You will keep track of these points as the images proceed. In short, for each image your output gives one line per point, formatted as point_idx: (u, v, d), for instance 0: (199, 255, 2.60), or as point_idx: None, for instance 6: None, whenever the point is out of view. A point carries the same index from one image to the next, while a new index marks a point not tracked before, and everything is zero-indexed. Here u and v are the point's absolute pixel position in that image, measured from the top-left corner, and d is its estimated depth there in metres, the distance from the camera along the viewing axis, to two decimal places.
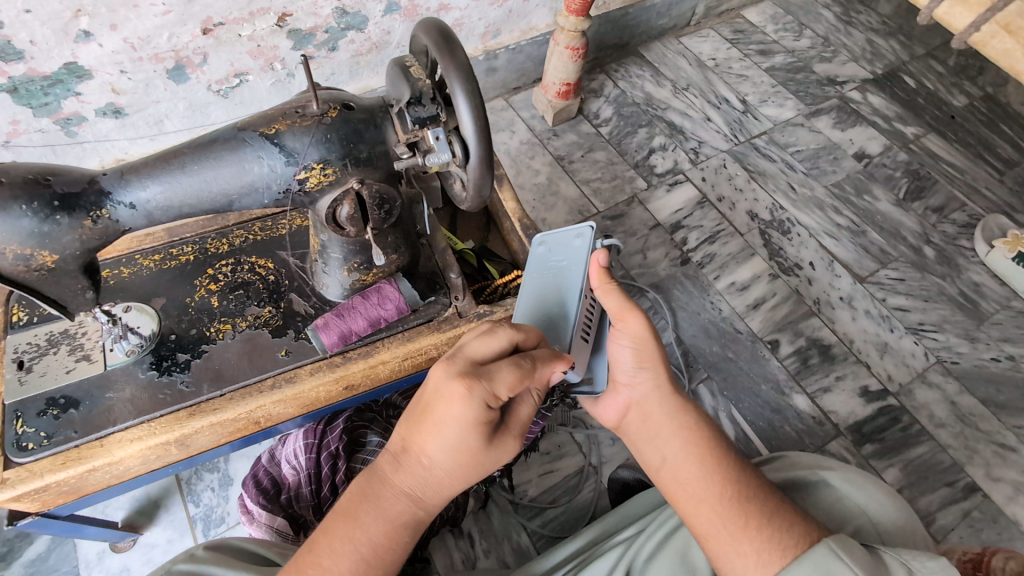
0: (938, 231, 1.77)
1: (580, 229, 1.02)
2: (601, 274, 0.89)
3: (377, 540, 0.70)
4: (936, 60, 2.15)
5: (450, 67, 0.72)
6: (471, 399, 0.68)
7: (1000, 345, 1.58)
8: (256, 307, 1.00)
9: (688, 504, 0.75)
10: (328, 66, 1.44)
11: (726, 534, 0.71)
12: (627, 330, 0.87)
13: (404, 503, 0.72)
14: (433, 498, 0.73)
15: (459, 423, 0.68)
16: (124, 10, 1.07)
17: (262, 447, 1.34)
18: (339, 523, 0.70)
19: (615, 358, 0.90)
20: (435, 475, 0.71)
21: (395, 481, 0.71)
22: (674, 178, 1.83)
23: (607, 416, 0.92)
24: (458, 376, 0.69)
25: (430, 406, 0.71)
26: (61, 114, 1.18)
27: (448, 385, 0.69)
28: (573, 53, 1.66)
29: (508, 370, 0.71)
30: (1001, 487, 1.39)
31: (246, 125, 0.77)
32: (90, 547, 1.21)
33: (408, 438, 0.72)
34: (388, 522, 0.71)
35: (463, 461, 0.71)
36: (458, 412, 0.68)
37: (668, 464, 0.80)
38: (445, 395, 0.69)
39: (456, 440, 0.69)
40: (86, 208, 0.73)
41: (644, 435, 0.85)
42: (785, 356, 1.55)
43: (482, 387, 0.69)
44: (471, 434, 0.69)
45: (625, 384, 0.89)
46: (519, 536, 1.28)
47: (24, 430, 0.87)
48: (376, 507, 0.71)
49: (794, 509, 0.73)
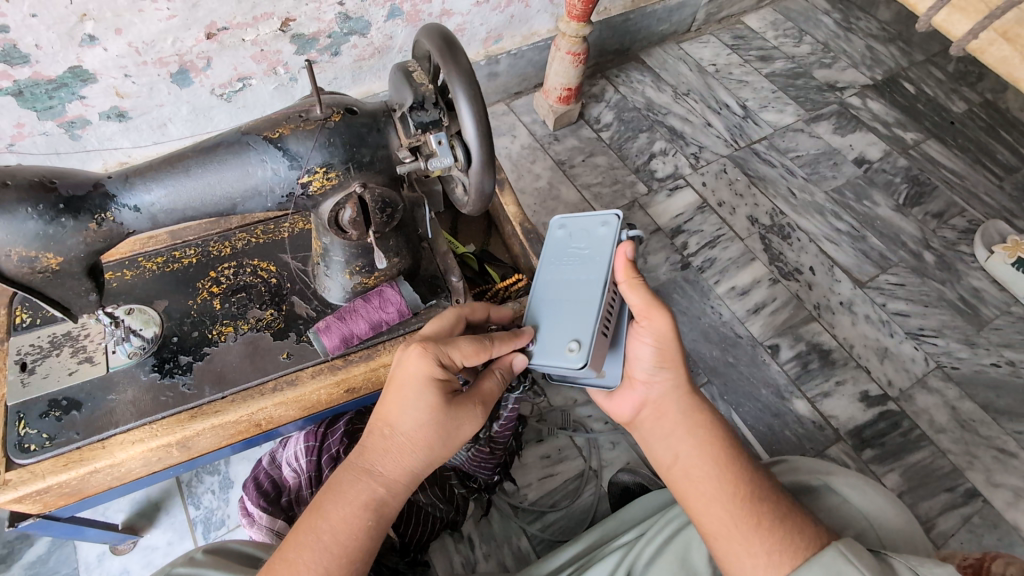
0: (938, 236, 1.77)
1: (605, 219, 0.97)
2: (626, 268, 0.87)
3: (340, 517, 0.70)
4: (935, 66, 2.16)
5: (453, 73, 0.73)
6: (423, 355, 0.75)
7: (1001, 350, 1.58)
8: (258, 310, 1.00)
9: (699, 501, 0.76)
10: (331, 70, 1.44)
11: (738, 533, 0.71)
12: (651, 327, 0.85)
13: (368, 477, 0.73)
14: (396, 473, 0.74)
15: (412, 378, 0.74)
16: (129, 14, 1.08)
17: (263, 449, 1.35)
18: (307, 511, 0.72)
19: (634, 355, 0.89)
20: (396, 443, 0.74)
21: (363, 458, 0.74)
22: (675, 182, 1.84)
23: (621, 411, 0.92)
24: (416, 343, 0.77)
25: (392, 377, 0.77)
26: (65, 118, 1.18)
27: (406, 350, 0.77)
28: (574, 59, 1.67)
29: (464, 340, 0.78)
30: (1002, 493, 1.39)
31: (251, 128, 0.78)
32: (91, 550, 1.22)
33: (374, 418, 0.77)
34: (351, 497, 0.71)
35: (422, 424, 0.74)
36: (412, 368, 0.75)
37: (679, 461, 0.80)
38: (404, 357, 0.76)
39: (409, 398, 0.74)
40: (91, 211, 0.74)
41: (657, 432, 0.84)
42: (785, 360, 1.55)
43: (435, 348, 0.76)
44: (427, 391, 0.74)
45: (642, 380, 0.89)
46: (519, 540, 1.27)
47: (26, 431, 0.87)
48: (341, 483, 0.73)
49: (804, 511, 0.73)
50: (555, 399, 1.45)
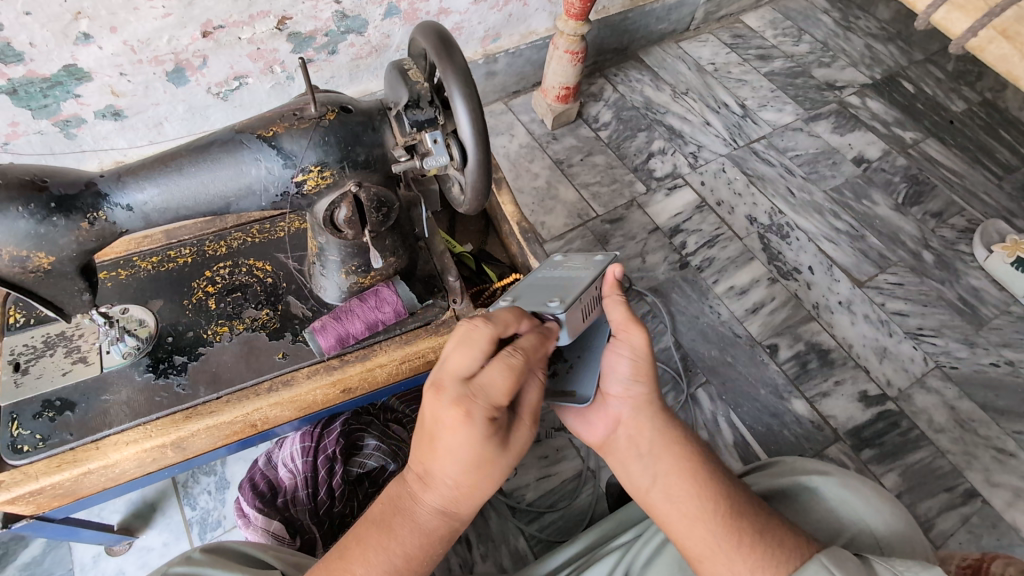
0: (937, 235, 1.77)
1: (603, 254, 0.87)
2: (613, 285, 0.83)
3: (412, 551, 0.69)
4: (935, 65, 2.15)
5: (449, 71, 0.72)
6: (471, 421, 0.63)
7: (1000, 350, 1.58)
8: (254, 310, 1.00)
9: (682, 525, 0.73)
10: (328, 69, 1.44)
11: (720, 554, 0.70)
12: (627, 343, 0.80)
13: (439, 517, 0.69)
14: (464, 508, 0.70)
15: (467, 446, 0.64)
16: (124, 13, 1.07)
17: (259, 449, 1.34)
18: (371, 534, 0.70)
19: (608, 368, 0.82)
20: (460, 490, 0.67)
21: (426, 499, 0.69)
22: (673, 182, 1.83)
23: (593, 432, 0.85)
24: (453, 403, 0.64)
25: (435, 434, 0.66)
26: (60, 116, 1.18)
27: (446, 410, 0.64)
28: (573, 57, 1.67)
29: (500, 374, 0.65)
30: (1001, 493, 1.38)
31: (244, 127, 0.77)
32: (86, 551, 1.21)
33: (424, 460, 0.68)
34: (423, 535, 0.69)
35: (485, 475, 0.67)
36: (463, 438, 0.63)
37: (657, 484, 0.76)
38: (446, 423, 0.64)
39: (472, 460, 0.65)
40: (82, 210, 0.73)
41: (632, 455, 0.79)
42: (784, 360, 1.55)
43: (478, 405, 0.64)
44: (487, 450, 0.64)
45: (615, 396, 0.82)
46: (517, 541, 1.27)
47: (19, 432, 0.86)
48: (410, 521, 0.69)
49: (780, 521, 0.72)
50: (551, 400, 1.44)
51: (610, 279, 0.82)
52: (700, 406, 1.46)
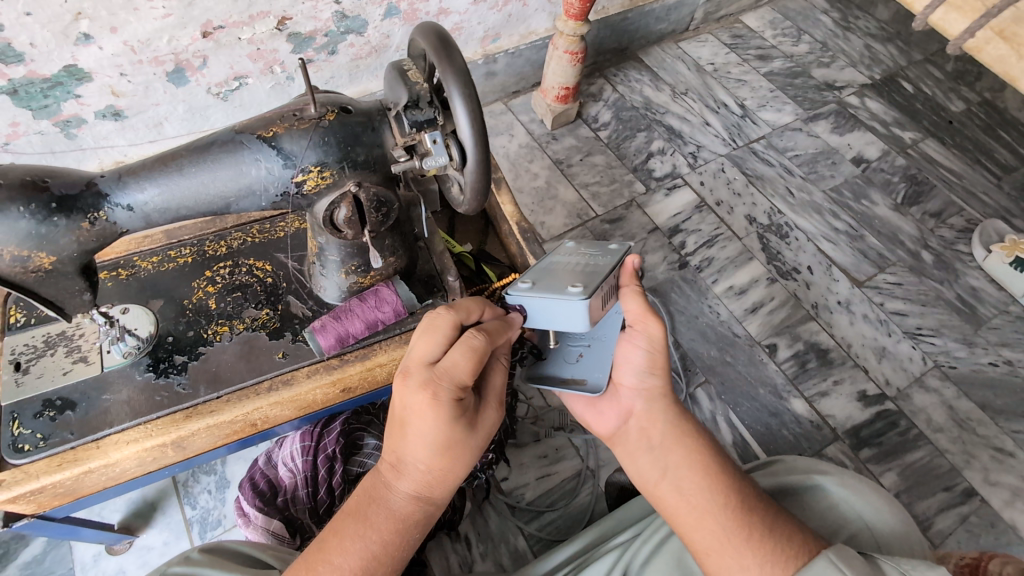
0: (936, 235, 1.77)
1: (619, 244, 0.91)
2: (630, 276, 0.86)
3: (388, 538, 0.69)
4: (934, 65, 2.16)
5: (448, 72, 0.72)
6: (438, 401, 0.66)
7: (998, 349, 1.58)
8: (254, 310, 1.00)
9: (691, 518, 0.73)
10: (328, 69, 1.44)
11: (729, 548, 0.69)
12: (643, 334, 0.81)
13: (412, 503, 0.71)
14: (436, 493, 0.71)
15: (435, 426, 0.67)
16: (124, 13, 1.07)
17: (259, 449, 1.34)
18: (348, 523, 0.70)
19: (622, 359, 0.83)
20: (430, 473, 0.70)
21: (398, 485, 0.71)
22: (673, 182, 1.84)
23: (604, 423, 0.85)
24: (420, 386, 0.67)
25: (404, 418, 0.69)
26: (61, 116, 1.18)
27: (413, 394, 0.67)
28: (572, 58, 1.67)
29: (464, 356, 0.69)
30: (999, 492, 1.38)
31: (244, 127, 0.78)
32: (86, 550, 1.21)
33: (396, 447, 0.71)
34: (399, 521, 0.70)
35: (454, 456, 0.69)
36: (431, 419, 0.66)
37: (667, 477, 0.76)
38: (414, 406, 0.67)
39: (440, 441, 0.67)
40: (83, 210, 0.73)
41: (642, 447, 0.79)
42: (783, 359, 1.55)
43: (444, 387, 0.67)
44: (453, 430, 0.68)
45: (629, 387, 0.83)
46: (516, 540, 1.27)
47: (20, 432, 0.87)
48: (384, 507, 0.70)
49: (787, 517, 0.72)
50: (551, 399, 1.45)
51: (628, 269, 0.85)
52: (699, 406, 1.47)
